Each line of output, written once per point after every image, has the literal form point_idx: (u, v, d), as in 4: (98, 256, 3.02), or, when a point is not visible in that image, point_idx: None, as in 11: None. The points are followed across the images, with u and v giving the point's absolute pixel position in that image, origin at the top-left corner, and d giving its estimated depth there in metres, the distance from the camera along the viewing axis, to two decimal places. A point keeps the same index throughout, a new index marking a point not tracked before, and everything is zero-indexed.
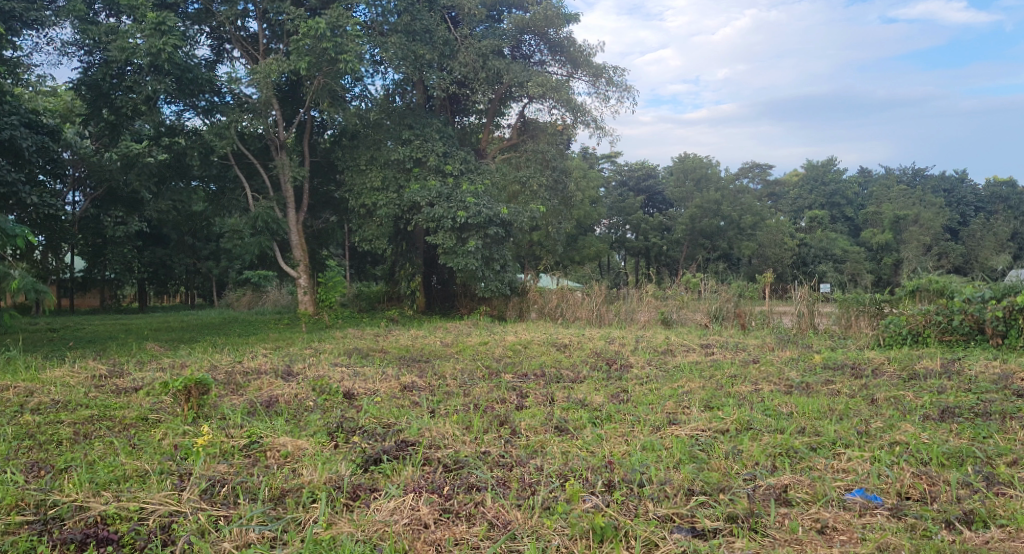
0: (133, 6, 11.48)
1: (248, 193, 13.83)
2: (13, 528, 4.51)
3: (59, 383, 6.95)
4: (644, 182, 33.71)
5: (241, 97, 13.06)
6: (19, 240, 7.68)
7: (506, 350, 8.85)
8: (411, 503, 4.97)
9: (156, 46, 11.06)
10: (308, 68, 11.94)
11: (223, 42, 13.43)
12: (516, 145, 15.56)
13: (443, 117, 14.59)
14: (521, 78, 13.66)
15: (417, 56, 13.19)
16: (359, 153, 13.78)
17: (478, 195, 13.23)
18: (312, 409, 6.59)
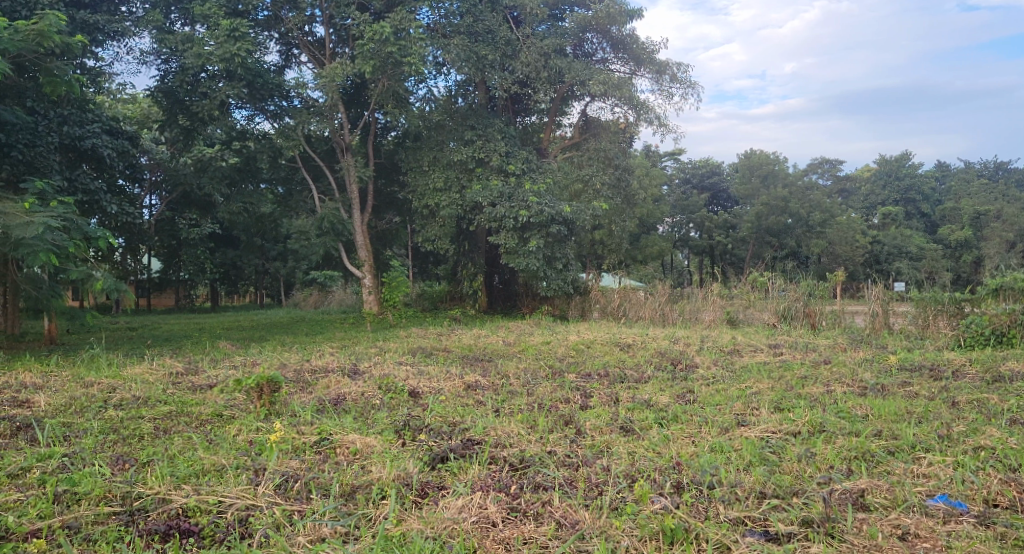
0: (207, 15, 11.86)
1: (314, 195, 14.17)
2: (102, 519, 4.68)
3: (140, 380, 7.21)
4: (707, 180, 33.14)
5: (308, 101, 13.29)
6: (101, 243, 8.04)
7: (569, 349, 8.83)
8: (479, 502, 5.00)
9: (230, 52, 11.40)
10: (373, 71, 12.10)
11: (291, 47, 13.75)
12: (578, 144, 15.52)
13: (505, 117, 14.68)
14: (583, 76, 13.56)
15: (480, 57, 13.29)
16: (421, 154, 13.97)
17: (541, 194, 13.23)
18: (379, 407, 6.71)
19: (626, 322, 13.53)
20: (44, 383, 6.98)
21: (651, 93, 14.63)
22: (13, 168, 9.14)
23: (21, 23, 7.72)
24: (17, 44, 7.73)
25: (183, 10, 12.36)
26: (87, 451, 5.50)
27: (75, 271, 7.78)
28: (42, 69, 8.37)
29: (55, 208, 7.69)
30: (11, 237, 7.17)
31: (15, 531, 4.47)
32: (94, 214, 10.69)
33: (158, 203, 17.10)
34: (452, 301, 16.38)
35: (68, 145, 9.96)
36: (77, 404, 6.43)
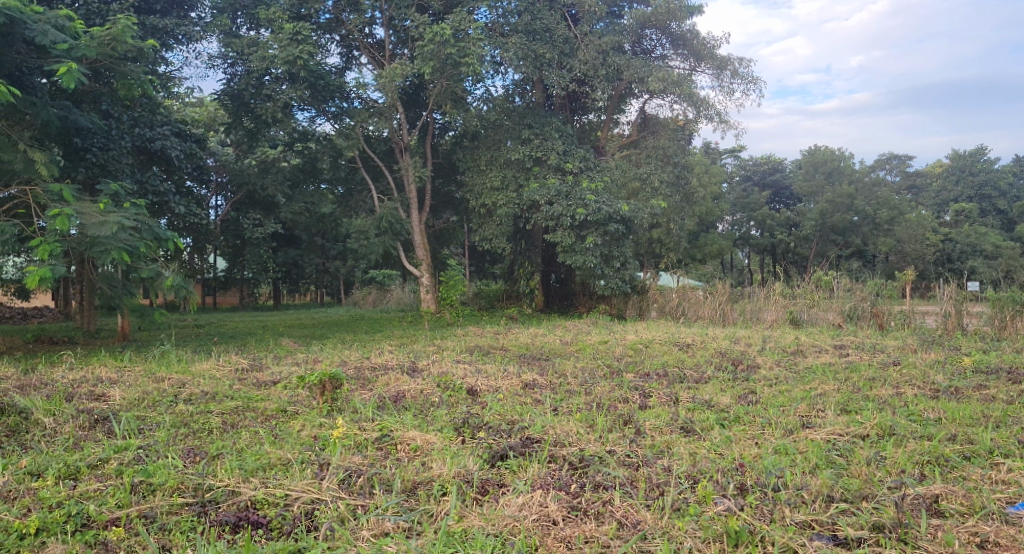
0: (271, 19, 12.10)
1: (373, 195, 14.39)
2: (176, 509, 4.83)
3: (208, 376, 7.42)
4: (770, 177, 32.75)
5: (368, 102, 13.47)
6: (169, 244, 8.34)
7: (627, 349, 8.77)
8: (539, 500, 5.01)
9: (293, 55, 11.63)
10: (432, 71, 12.26)
11: (352, 49, 14.00)
12: (635, 141, 15.41)
13: (562, 115, 14.69)
14: (642, 73, 13.44)
15: (537, 56, 13.29)
16: (479, 153, 14.08)
17: (598, 193, 13.16)
18: (438, 405, 6.78)
19: (684, 322, 13.38)
20: (119, 378, 7.24)
21: (712, 89, 14.44)
22: (88, 171, 9.45)
23: (96, 29, 8.05)
24: (93, 50, 8.01)
25: (248, 15, 12.65)
26: (161, 444, 5.69)
27: (147, 270, 8.08)
28: (117, 75, 8.72)
29: (128, 210, 8.00)
30: (87, 237, 7.48)
31: (95, 519, 4.64)
32: (164, 215, 11.02)
33: (223, 204, 17.60)
34: (508, 300, 16.47)
35: (139, 147, 10.32)
36: (150, 398, 6.65)
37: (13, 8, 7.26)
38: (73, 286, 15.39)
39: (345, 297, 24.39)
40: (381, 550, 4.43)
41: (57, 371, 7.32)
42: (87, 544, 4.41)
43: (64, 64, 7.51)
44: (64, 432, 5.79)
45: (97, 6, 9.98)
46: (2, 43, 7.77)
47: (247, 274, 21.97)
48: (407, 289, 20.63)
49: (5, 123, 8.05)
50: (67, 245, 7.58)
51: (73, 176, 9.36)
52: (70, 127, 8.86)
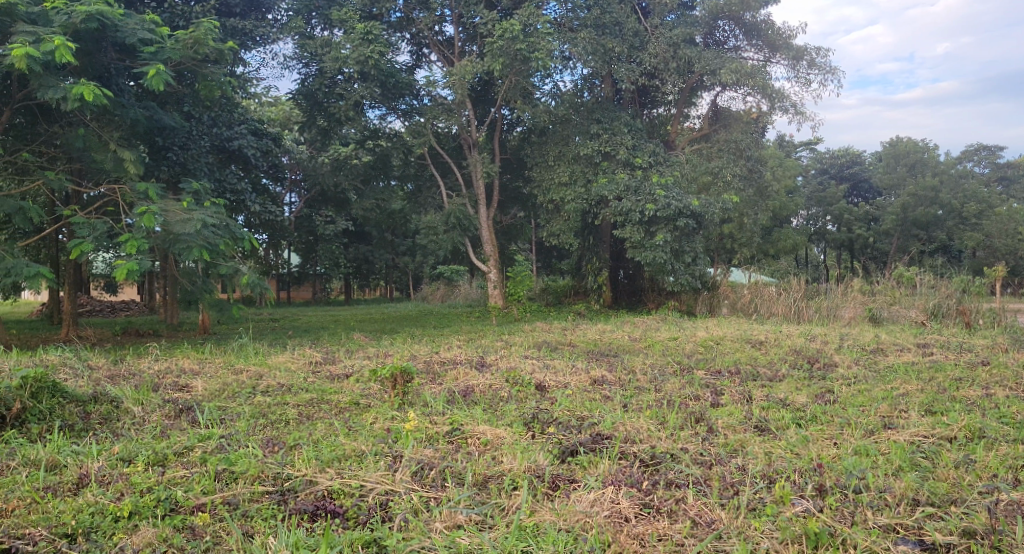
0: (344, 19, 12.34)
1: (442, 191, 14.56)
2: (257, 497, 4.96)
3: (284, 368, 7.63)
4: (848, 170, 31.74)
5: (437, 99, 13.65)
6: (246, 242, 8.61)
7: (697, 346, 8.65)
8: (611, 497, 4.98)
9: (364, 55, 11.85)
10: (502, 68, 12.32)
11: (422, 47, 14.21)
12: (706, 135, 15.17)
13: (632, 110, 14.60)
14: (714, 65, 13.22)
15: (607, 50, 13.24)
16: (547, 149, 14.10)
17: (668, 187, 13.01)
18: (507, 400, 6.82)
19: (756, 318, 13.13)
20: (201, 369, 7.51)
21: (787, 81, 14.11)
22: (171, 170, 9.80)
23: (180, 33, 8.36)
24: (178, 53, 8.35)
25: (322, 16, 12.93)
26: (242, 434, 5.88)
27: (225, 266, 8.36)
28: (200, 76, 9.04)
29: (210, 209, 8.30)
30: (171, 234, 7.78)
31: (183, 504, 4.80)
32: (241, 212, 11.39)
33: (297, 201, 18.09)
34: (576, 296, 16.59)
35: (218, 147, 10.68)
36: (230, 389, 6.87)
37: (106, 14, 7.58)
38: (157, 282, 16.01)
39: (414, 293, 24.76)
40: (455, 542, 4.46)
41: (144, 362, 7.64)
42: (175, 528, 4.55)
43: (152, 67, 7.80)
44: (152, 420, 6.04)
45: (181, 10, 10.35)
46: (95, 48, 8.13)
47: (319, 269, 22.52)
48: (474, 285, 20.78)
49: (96, 125, 8.43)
50: (152, 241, 7.90)
51: (156, 174, 9.72)
52: (154, 127, 9.22)
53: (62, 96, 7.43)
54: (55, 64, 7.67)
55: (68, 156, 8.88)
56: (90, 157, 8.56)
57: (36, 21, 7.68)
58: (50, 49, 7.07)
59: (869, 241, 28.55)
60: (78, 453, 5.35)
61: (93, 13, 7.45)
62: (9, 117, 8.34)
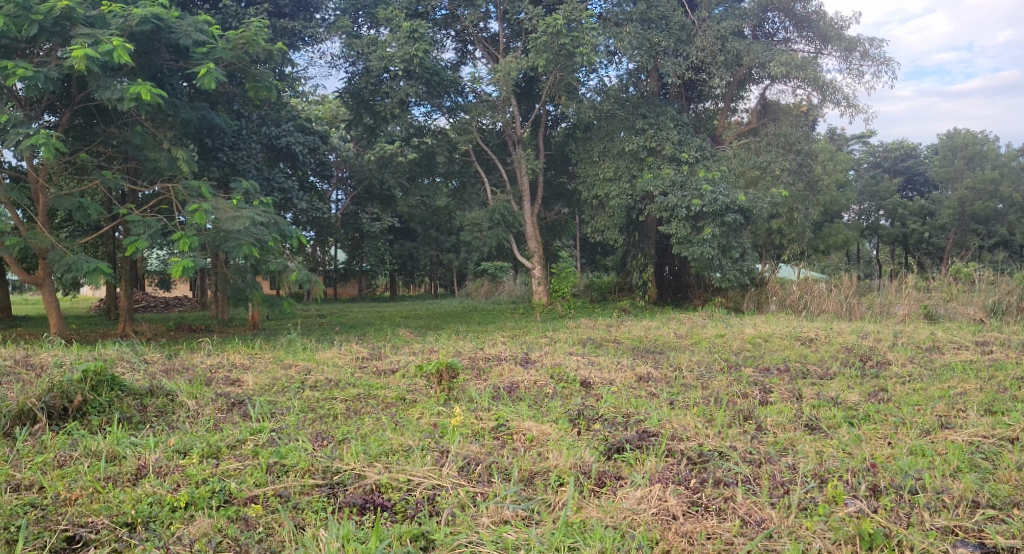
0: (390, 18, 12.46)
1: (486, 187, 14.62)
2: (307, 489, 5.03)
3: (331, 363, 7.75)
4: (903, 163, 30.75)
5: (482, 95, 13.72)
6: (294, 238, 8.78)
7: (744, 343, 8.53)
8: (658, 494, 4.94)
9: (410, 53, 11.94)
10: (546, 63, 12.31)
11: (467, 44, 14.28)
12: (755, 129, 14.92)
13: (678, 104, 14.45)
14: (763, 58, 13.02)
15: (652, 44, 13.09)
16: (592, 145, 14.04)
17: (715, 182, 12.86)
18: (552, 396, 6.82)
19: (807, 315, 12.92)
20: (251, 364, 7.67)
21: (839, 73, 13.84)
22: (221, 169, 10.01)
23: (231, 33, 8.55)
24: (228, 53, 8.54)
25: (369, 15, 13.07)
26: (291, 428, 5.98)
27: (274, 262, 8.52)
28: (249, 75, 9.23)
29: (258, 206, 8.46)
30: (221, 231, 7.96)
31: (236, 496, 4.90)
32: (289, 209, 11.58)
33: (343, 198, 18.35)
34: (621, 292, 16.52)
35: (267, 145, 10.87)
36: (279, 384, 7.00)
37: (160, 16, 7.78)
38: (208, 278, 16.37)
39: (459, 289, 24.91)
40: (502, 537, 4.48)
41: (197, 356, 7.83)
42: (229, 518, 4.64)
43: (204, 66, 7.98)
44: (205, 414, 6.19)
45: (233, 11, 10.58)
46: (149, 49, 8.35)
47: (364, 266, 22.81)
48: (518, 282, 20.81)
49: (150, 124, 8.66)
50: (204, 238, 8.09)
51: (207, 174, 9.94)
52: (205, 127, 9.43)
53: (119, 96, 7.64)
54: (112, 66, 7.90)
55: (125, 156, 9.15)
56: (145, 156, 8.80)
57: (94, 24, 7.92)
58: (108, 51, 7.26)
59: (925, 236, 27.77)
60: (136, 445, 5.51)
61: (148, 15, 7.66)
62: (68, 118, 8.61)
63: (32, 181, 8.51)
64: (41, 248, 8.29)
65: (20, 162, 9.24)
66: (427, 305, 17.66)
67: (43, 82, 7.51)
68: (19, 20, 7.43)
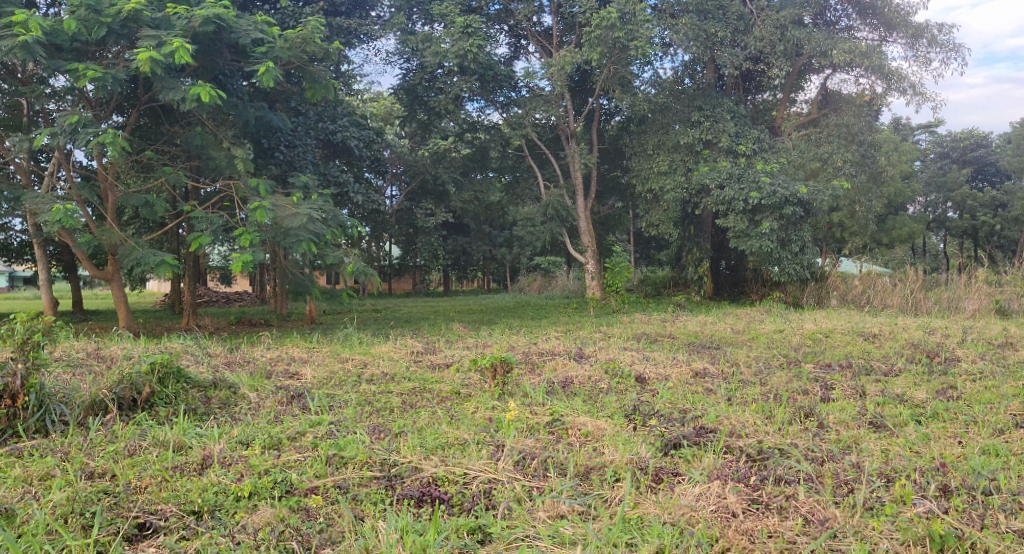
0: (444, 13, 12.57)
1: (539, 182, 14.67)
2: (365, 481, 5.08)
3: (387, 357, 7.85)
4: (972, 154, 29.09)
5: (535, 90, 13.73)
6: (351, 230, 8.93)
7: (804, 339, 8.35)
8: (717, 491, 4.87)
9: (463, 48, 12.03)
10: (600, 57, 12.27)
11: (520, 38, 14.29)
12: (815, 120, 14.68)
13: (735, 96, 14.24)
14: (825, 46, 12.69)
15: (709, 35, 12.89)
16: (646, 138, 13.87)
17: (773, 175, 12.63)
18: (607, 391, 6.78)
19: (869, 310, 12.57)
20: (310, 358, 7.81)
21: (905, 60, 13.51)
22: (279, 167, 10.20)
23: (289, 32, 8.69)
24: (287, 51, 8.73)
25: (423, 11, 13.17)
26: (349, 420, 6.07)
27: (332, 256, 8.67)
28: (306, 74, 9.39)
29: (315, 201, 8.61)
30: (280, 226, 8.14)
31: (297, 486, 4.97)
32: (345, 204, 11.75)
33: (398, 194, 18.60)
34: (676, 287, 16.35)
35: (324, 141, 11.06)
36: (337, 377, 7.12)
37: (221, 16, 7.94)
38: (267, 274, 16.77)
39: (511, 284, 24.97)
40: (558, 532, 4.46)
41: (257, 350, 8.01)
42: (291, 508, 4.71)
43: (262, 64, 8.13)
44: (266, 406, 6.33)
45: (290, 11, 10.79)
46: (210, 50, 8.56)
47: (418, 261, 23.05)
48: (571, 277, 20.82)
49: (211, 123, 8.88)
50: (263, 234, 8.29)
51: (265, 171, 10.14)
52: (264, 125, 9.64)
53: (182, 96, 7.85)
54: (176, 66, 8.12)
55: (188, 154, 9.41)
56: (206, 154, 9.03)
57: (160, 27, 8.15)
58: (170, 52, 7.45)
59: (995, 229, 26.72)
60: (202, 435, 5.65)
61: (211, 16, 7.84)
62: (135, 118, 8.89)
63: (102, 179, 8.82)
64: (111, 244, 8.59)
65: (90, 162, 9.58)
66: (479, 301, 16.74)
67: (111, 83, 7.75)
68: (89, 23, 7.70)
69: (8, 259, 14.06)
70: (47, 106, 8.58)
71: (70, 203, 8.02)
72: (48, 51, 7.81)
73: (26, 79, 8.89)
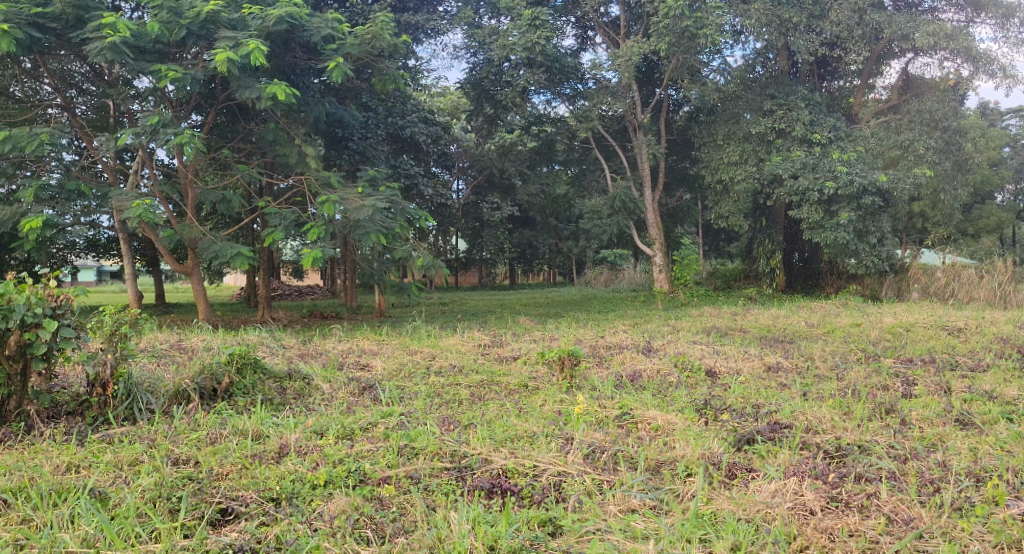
0: (511, 7, 12.67)
1: (606, 174, 14.63)
2: (437, 472, 5.11)
3: (455, 350, 7.92)
4: None
5: (602, 81, 13.66)
6: (420, 222, 9.05)
7: (884, 332, 8.09)
8: (794, 488, 4.75)
9: (531, 41, 12.10)
10: (669, 46, 12.18)
11: (586, 30, 14.28)
12: (895, 106, 14.37)
13: (809, 83, 13.89)
14: (906, 30, 12.37)
15: (783, 21, 12.55)
16: (716, 128, 13.67)
17: (850, 163, 12.25)
18: (677, 385, 6.69)
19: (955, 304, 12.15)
20: (379, 350, 7.95)
21: (993, 42, 13.01)
22: (351, 160, 10.41)
23: (359, 29, 8.86)
24: (358, 48, 8.91)
25: (490, 5, 13.24)
26: (419, 412, 6.15)
27: (401, 249, 8.81)
28: (376, 69, 9.56)
29: (383, 194, 8.75)
30: (351, 219, 8.34)
31: (371, 476, 5.04)
32: (414, 198, 11.93)
33: (464, 188, 18.79)
34: (747, 280, 16.28)
35: (393, 136, 11.26)
36: (406, 369, 7.23)
37: (294, 15, 8.16)
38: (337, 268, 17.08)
39: (578, 278, 24.92)
40: (630, 526, 4.42)
41: (329, 342, 8.19)
42: (365, 497, 4.78)
43: (333, 61, 8.30)
44: (339, 397, 6.46)
45: (360, 8, 10.98)
46: (283, 48, 8.78)
47: (484, 255, 23.21)
48: (639, 270, 20.71)
49: (284, 120, 9.10)
50: (334, 228, 8.49)
51: (337, 166, 10.37)
52: (335, 122, 9.85)
53: (258, 94, 8.07)
54: (252, 66, 8.36)
55: (263, 151, 9.68)
56: (279, 150, 9.26)
57: (236, 27, 8.40)
58: (246, 54, 7.67)
59: None
60: (279, 425, 5.80)
61: (284, 15, 8.07)
62: (213, 116, 9.19)
63: (183, 176, 9.14)
64: (191, 238, 8.91)
65: (170, 161, 9.95)
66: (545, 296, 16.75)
67: (190, 83, 8.02)
68: (170, 25, 7.98)
69: (95, 255, 14.71)
70: (132, 106, 8.93)
71: (152, 199, 8.33)
72: (133, 54, 8.15)
73: (112, 81, 9.29)
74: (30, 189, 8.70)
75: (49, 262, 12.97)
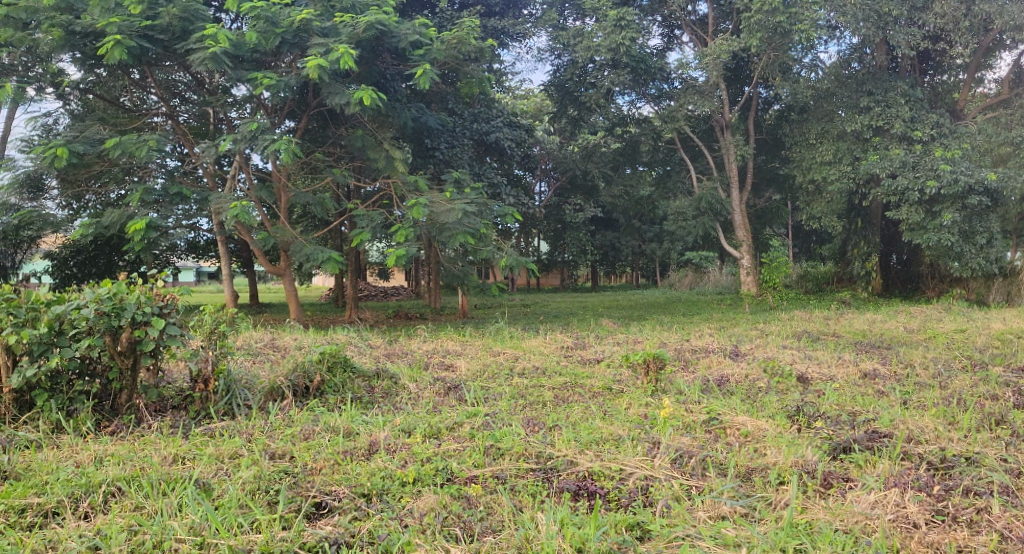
0: (596, 8, 12.65)
1: (691, 175, 14.44)
2: (522, 473, 5.12)
3: (538, 351, 7.94)
4: None
5: (688, 81, 13.49)
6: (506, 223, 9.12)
7: (992, 339, 7.68)
8: (896, 499, 4.55)
9: (615, 42, 12.09)
10: (760, 43, 12.02)
11: (673, 29, 14.15)
12: (1005, 101, 13.66)
13: (909, 78, 13.34)
14: (1020, 20, 11.78)
15: (881, 15, 12.11)
16: (808, 126, 13.29)
17: (954, 161, 11.69)
18: (767, 390, 6.51)
19: None
20: (463, 350, 8.04)
21: None
22: (437, 166, 10.61)
23: (446, 34, 9.03)
24: (445, 53, 9.08)
25: (575, 6, 13.26)
26: (504, 413, 6.18)
27: (485, 251, 8.91)
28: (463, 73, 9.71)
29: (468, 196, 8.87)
30: (438, 221, 8.50)
31: (458, 475, 5.09)
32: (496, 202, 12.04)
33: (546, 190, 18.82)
34: (840, 282, 15.76)
35: (478, 140, 11.39)
36: (490, 370, 7.30)
37: (383, 21, 8.38)
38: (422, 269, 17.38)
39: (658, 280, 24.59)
40: (721, 533, 4.30)
41: (415, 342, 8.33)
42: (453, 496, 4.82)
43: (422, 66, 8.46)
44: (425, 396, 6.55)
45: (449, 14, 11.19)
46: (373, 55, 9.02)
47: (566, 257, 23.24)
48: (724, 272, 20.34)
49: (372, 126, 9.35)
50: (420, 229, 8.65)
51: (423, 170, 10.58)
52: (422, 126, 10.05)
53: (348, 100, 8.30)
54: (342, 72, 8.62)
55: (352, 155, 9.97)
56: (368, 155, 9.51)
57: (329, 35, 8.67)
58: (337, 59, 7.88)
59: None
60: (368, 422, 5.93)
61: (374, 21, 8.30)
62: (305, 122, 9.52)
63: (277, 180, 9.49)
64: (284, 240, 9.23)
65: (264, 165, 10.34)
66: (631, 297, 16.69)
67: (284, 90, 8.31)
68: (267, 34, 8.30)
69: (195, 255, 15.35)
70: (230, 113, 9.31)
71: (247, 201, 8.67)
72: (233, 63, 8.51)
73: (214, 88, 9.65)
74: (138, 193, 9.11)
75: (153, 262, 13.59)
